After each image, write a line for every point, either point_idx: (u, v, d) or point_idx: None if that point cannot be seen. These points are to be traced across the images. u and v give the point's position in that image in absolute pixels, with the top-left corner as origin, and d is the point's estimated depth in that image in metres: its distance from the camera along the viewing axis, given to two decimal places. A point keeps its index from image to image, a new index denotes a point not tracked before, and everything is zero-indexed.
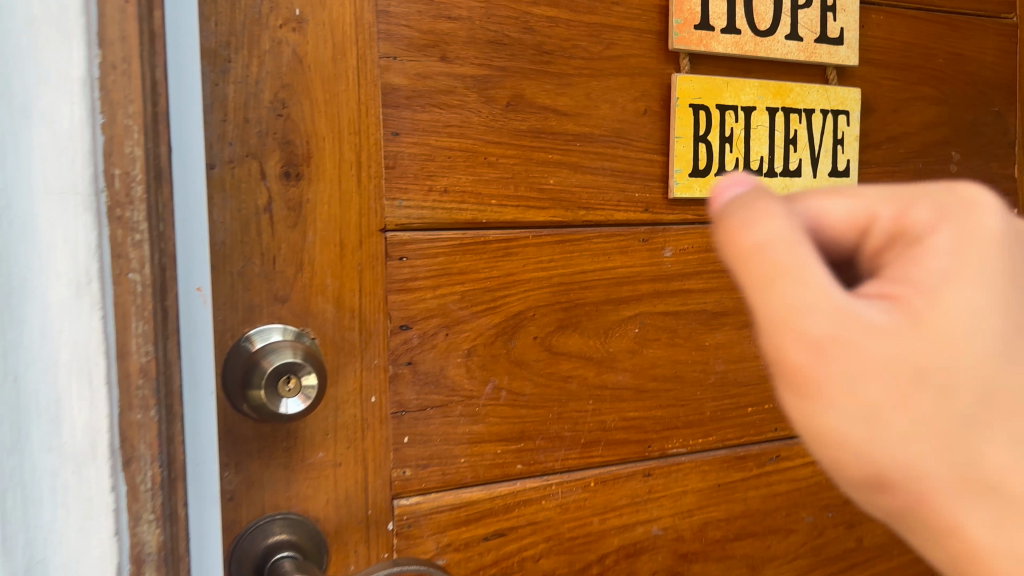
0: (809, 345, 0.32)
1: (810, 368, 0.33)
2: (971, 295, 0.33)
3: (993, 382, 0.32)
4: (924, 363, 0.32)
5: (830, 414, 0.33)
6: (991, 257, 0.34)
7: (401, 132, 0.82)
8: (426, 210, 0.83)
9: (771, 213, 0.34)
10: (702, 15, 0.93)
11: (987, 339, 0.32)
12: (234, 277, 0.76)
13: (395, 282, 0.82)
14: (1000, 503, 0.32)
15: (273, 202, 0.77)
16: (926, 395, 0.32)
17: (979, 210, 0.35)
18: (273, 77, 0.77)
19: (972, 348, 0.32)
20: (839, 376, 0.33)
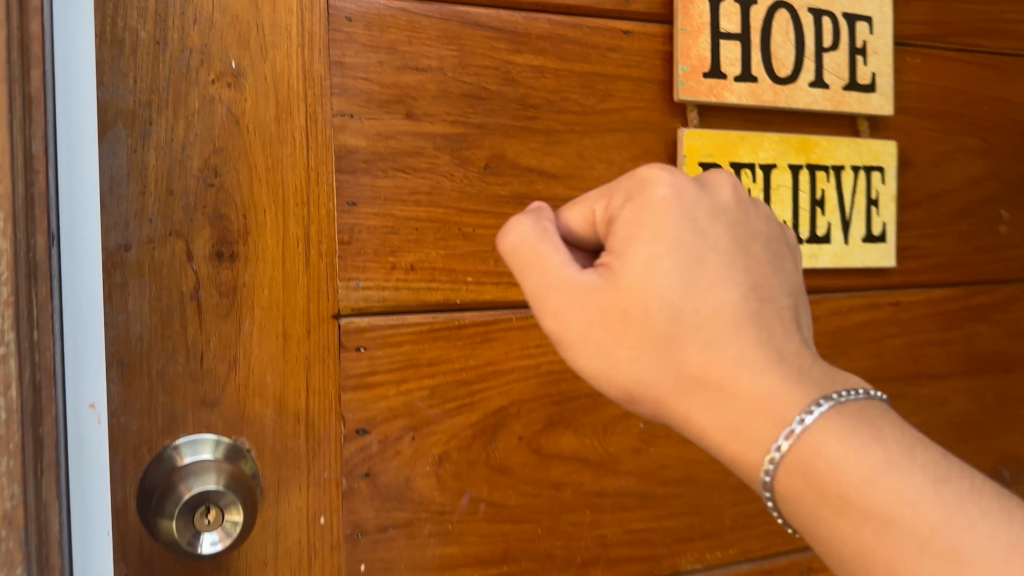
0: (553, 313, 0.46)
1: (570, 334, 0.45)
2: (653, 254, 0.43)
3: (679, 308, 0.43)
4: (632, 310, 0.44)
5: (582, 358, 0.46)
6: (670, 223, 0.44)
7: (358, 201, 0.70)
8: (388, 292, 0.71)
9: (520, 242, 0.48)
10: (713, 62, 0.81)
11: (666, 276, 0.43)
12: (153, 379, 0.65)
13: (350, 377, 0.69)
14: (705, 391, 0.42)
15: (203, 287, 0.65)
16: (638, 331, 0.44)
17: (652, 183, 0.45)
18: (203, 141, 0.65)
19: (660, 286, 0.43)
20: (574, 330, 0.45)
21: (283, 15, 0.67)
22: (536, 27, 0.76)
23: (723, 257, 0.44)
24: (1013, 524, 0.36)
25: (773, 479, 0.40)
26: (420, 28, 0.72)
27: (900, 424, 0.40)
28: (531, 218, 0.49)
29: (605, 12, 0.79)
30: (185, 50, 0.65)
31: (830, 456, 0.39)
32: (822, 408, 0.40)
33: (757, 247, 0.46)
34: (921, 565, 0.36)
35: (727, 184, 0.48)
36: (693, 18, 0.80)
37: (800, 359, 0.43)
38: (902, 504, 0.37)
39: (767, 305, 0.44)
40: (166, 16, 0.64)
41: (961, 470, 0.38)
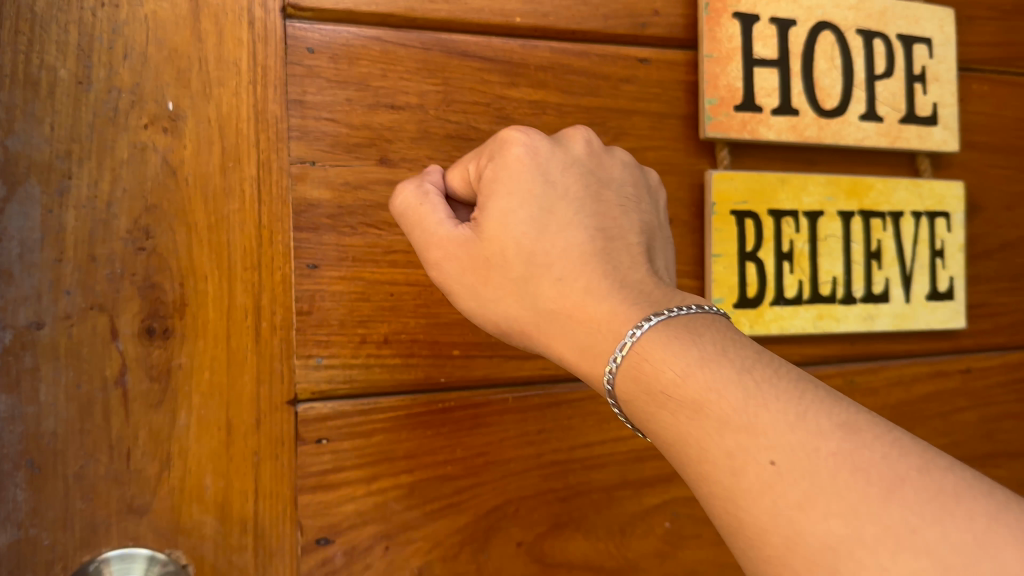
0: (433, 266, 0.48)
1: (449, 284, 0.48)
2: (509, 205, 0.45)
3: (533, 249, 0.44)
4: (493, 253, 0.45)
5: (465, 305, 0.47)
6: (521, 178, 0.45)
7: (321, 264, 0.59)
8: (356, 371, 0.59)
9: (404, 201, 0.50)
10: (746, 92, 0.69)
11: (520, 223, 0.44)
12: (69, 483, 0.54)
13: (309, 476, 0.58)
14: (561, 322, 0.43)
15: (130, 370, 0.55)
16: (502, 275, 0.45)
17: (508, 145, 0.46)
18: (133, 196, 0.55)
19: (512, 233, 0.45)
20: (450, 279, 0.47)
21: (231, 47, 0.57)
22: (535, 56, 0.65)
23: (572, 204, 0.46)
24: (832, 414, 0.34)
25: (614, 388, 0.40)
26: (396, 59, 0.61)
27: (729, 333, 0.39)
28: (414, 182, 0.50)
29: (617, 38, 0.67)
30: (113, 90, 0.54)
31: (666, 365, 0.37)
32: (651, 322, 0.39)
33: (609, 193, 0.47)
34: (751, 454, 0.33)
35: (584, 140, 0.49)
36: (721, 43, 0.68)
37: (641, 284, 0.43)
38: (724, 402, 0.35)
39: (617, 242, 0.45)
40: (90, 50, 0.54)
41: (793, 374, 0.37)
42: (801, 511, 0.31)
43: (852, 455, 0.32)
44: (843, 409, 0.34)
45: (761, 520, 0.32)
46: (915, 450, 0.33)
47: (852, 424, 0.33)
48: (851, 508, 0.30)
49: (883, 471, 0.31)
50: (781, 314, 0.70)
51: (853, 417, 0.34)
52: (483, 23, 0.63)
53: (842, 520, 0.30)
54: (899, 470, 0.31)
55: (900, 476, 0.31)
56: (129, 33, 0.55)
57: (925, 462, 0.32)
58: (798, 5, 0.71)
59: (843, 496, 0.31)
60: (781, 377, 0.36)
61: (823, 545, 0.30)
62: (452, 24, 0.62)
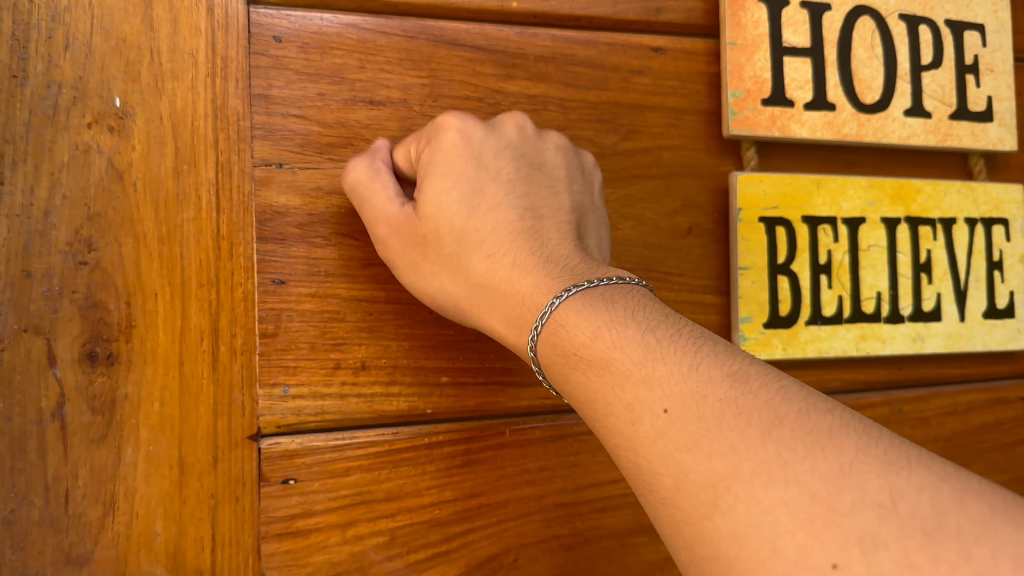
0: (382, 243, 0.49)
1: (395, 260, 0.48)
2: (443, 185, 0.45)
3: (466, 228, 0.45)
4: (432, 234, 0.46)
5: (413, 283, 0.48)
6: (456, 160, 0.46)
7: (289, 279, 0.52)
8: (330, 401, 0.52)
9: (351, 180, 0.49)
10: (775, 84, 0.61)
11: (454, 204, 0.45)
12: None
13: (274, 522, 0.51)
14: (492, 296, 0.44)
15: (69, 401, 0.48)
16: (437, 252, 0.46)
17: (443, 129, 0.47)
18: (74, 204, 0.48)
19: (447, 212, 0.45)
20: (398, 256, 0.48)
21: (187, 36, 0.50)
22: (533, 45, 0.57)
23: (503, 185, 0.46)
24: (723, 365, 0.34)
25: (536, 355, 0.41)
26: (375, 49, 0.54)
27: (643, 299, 0.40)
28: (365, 159, 0.50)
29: (628, 24, 0.60)
30: (52, 85, 0.48)
31: (580, 329, 0.38)
32: (571, 292, 0.40)
33: (540, 175, 0.48)
34: (648, 405, 0.33)
35: (518, 122, 0.49)
36: (746, 29, 0.60)
37: (565, 259, 0.44)
38: (625, 357, 0.35)
39: (546, 223, 0.46)
40: (26, 40, 0.48)
41: (695, 332, 0.37)
42: (688, 452, 0.31)
43: (737, 400, 0.32)
44: (736, 361, 0.35)
45: (654, 464, 0.32)
46: (800, 394, 0.33)
47: (742, 373, 0.33)
48: (731, 446, 0.30)
49: (764, 414, 0.31)
50: (819, 334, 0.61)
51: (743, 368, 0.34)
52: (474, 8, 0.56)
53: (724, 459, 0.30)
54: (779, 411, 0.31)
55: (779, 417, 0.31)
56: (70, 21, 0.49)
57: (807, 403, 0.32)
58: None
59: (724, 435, 0.31)
60: (682, 334, 0.36)
61: (706, 482, 0.30)
62: (439, 10, 0.56)
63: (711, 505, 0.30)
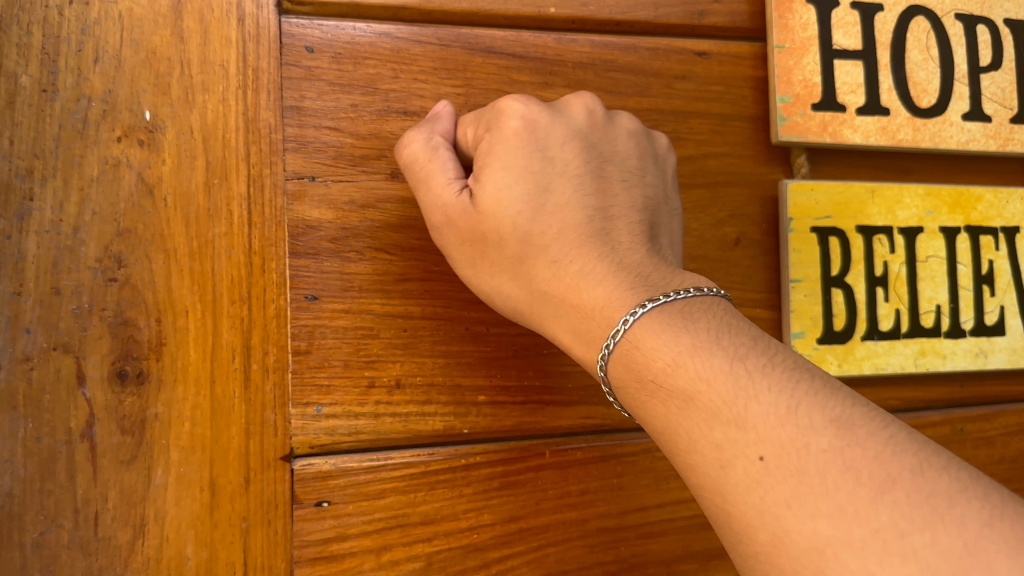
0: (436, 231, 0.47)
1: (450, 250, 0.47)
2: (503, 179, 0.44)
3: (530, 229, 0.44)
4: (492, 231, 0.44)
5: (467, 275, 0.47)
6: (517, 151, 0.44)
7: (323, 294, 0.50)
8: (364, 421, 0.50)
9: (409, 159, 0.48)
10: (825, 89, 0.58)
11: (517, 199, 0.43)
12: (26, 554, 0.45)
13: (307, 546, 0.49)
14: (557, 307, 0.43)
15: (98, 421, 0.47)
16: (499, 250, 0.44)
17: (506, 115, 0.45)
18: (104, 219, 0.47)
19: (509, 208, 0.44)
20: (451, 244, 0.47)
21: (218, 47, 0.49)
22: (572, 51, 0.56)
23: (570, 180, 0.45)
24: (825, 409, 0.33)
25: (608, 375, 0.40)
26: (410, 58, 0.53)
27: (727, 316, 0.38)
28: (423, 133, 0.48)
29: (669, 29, 0.58)
30: (81, 98, 0.47)
31: (659, 356, 0.37)
32: (645, 308, 0.39)
33: (609, 168, 0.46)
34: (740, 448, 0.33)
35: (582, 109, 0.48)
36: (794, 32, 0.58)
37: (636, 267, 0.42)
38: (713, 393, 0.34)
39: (615, 223, 0.44)
40: (56, 54, 0.47)
41: (789, 362, 0.36)
42: (788, 509, 0.31)
43: (843, 453, 0.31)
44: (838, 403, 0.33)
45: (750, 517, 0.32)
46: (911, 448, 0.31)
47: (846, 420, 0.32)
48: (838, 508, 0.30)
49: (873, 472, 0.30)
50: (876, 350, 0.58)
51: (846, 411, 0.33)
52: (511, 14, 0.54)
53: (830, 521, 0.30)
54: (890, 469, 0.30)
55: (891, 476, 0.30)
56: (100, 34, 0.48)
57: (919, 461, 0.31)
58: None
59: (831, 496, 0.30)
60: (776, 365, 0.35)
61: (810, 545, 0.30)
62: (474, 17, 0.54)
63: (817, 569, 0.29)
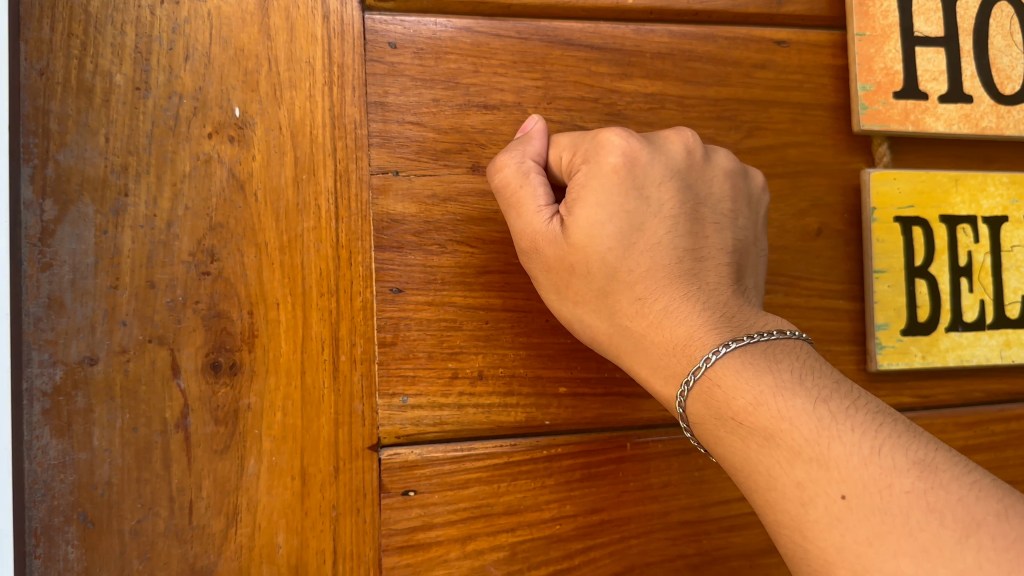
0: (525, 248, 0.46)
1: (537, 275, 0.47)
2: (599, 216, 0.44)
3: (618, 266, 0.44)
4: (580, 262, 0.44)
5: (555, 302, 0.47)
6: (615, 187, 0.44)
7: (407, 286, 0.51)
8: (449, 411, 0.51)
9: (499, 181, 0.47)
10: (907, 76, 0.57)
11: (610, 236, 0.44)
12: (125, 540, 0.46)
13: (395, 534, 0.49)
14: (635, 341, 0.44)
15: (193, 411, 0.47)
16: (584, 283, 0.44)
17: (609, 153, 0.45)
18: (196, 214, 0.48)
19: (602, 243, 0.43)
20: (541, 270, 0.46)
21: (304, 44, 0.50)
22: (650, 42, 0.56)
23: (660, 222, 0.45)
24: (909, 451, 0.33)
25: (685, 411, 0.40)
26: (489, 52, 0.53)
27: (809, 360, 0.39)
28: (514, 155, 0.48)
29: (747, 18, 0.57)
30: (173, 95, 0.48)
31: (739, 393, 0.37)
32: (729, 347, 0.39)
33: (703, 211, 0.46)
34: (823, 487, 0.33)
35: (682, 148, 0.47)
36: (874, 19, 0.57)
37: (721, 308, 0.43)
38: (796, 431, 0.35)
39: (701, 265, 0.45)
40: (148, 52, 0.48)
41: (872, 406, 0.36)
42: (870, 547, 0.31)
43: (926, 495, 0.31)
44: (922, 445, 0.34)
45: (829, 554, 0.32)
46: (996, 494, 0.32)
47: (930, 462, 0.33)
48: (923, 547, 0.30)
49: (958, 515, 0.31)
50: (960, 342, 0.57)
51: (930, 455, 0.33)
52: (589, 7, 0.55)
53: (913, 560, 0.30)
54: (976, 513, 0.31)
55: (976, 520, 0.30)
56: (190, 32, 0.49)
57: (1004, 507, 0.31)
58: None
59: (913, 535, 0.31)
60: (859, 409, 0.35)
61: None
62: (553, 10, 0.54)
63: None
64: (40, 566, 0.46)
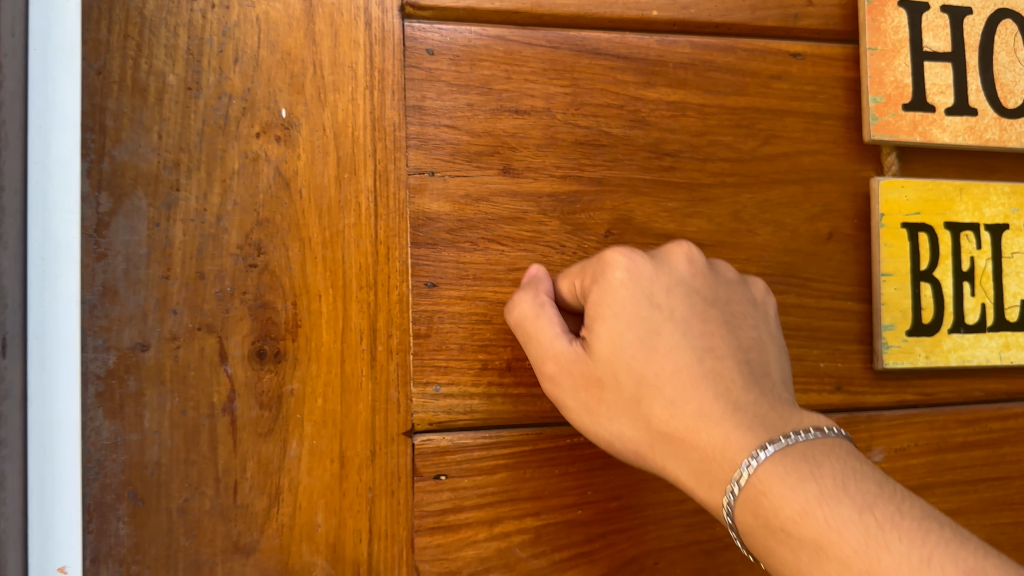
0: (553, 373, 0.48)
1: (566, 399, 0.48)
2: (614, 326, 0.45)
3: (642, 372, 0.44)
4: (607, 374, 0.45)
5: (590, 422, 0.47)
6: (624, 296, 0.45)
7: (440, 282, 0.54)
8: (478, 400, 0.54)
9: (516, 327, 0.50)
10: (916, 89, 0.60)
11: (628, 347, 0.44)
12: (173, 518, 0.49)
13: (427, 516, 0.52)
14: (673, 447, 0.43)
15: (239, 396, 0.50)
16: (614, 394, 0.45)
17: (610, 267, 0.46)
18: (244, 209, 0.51)
19: (622, 353, 0.45)
20: (571, 394, 0.47)
21: (347, 50, 0.53)
22: (673, 52, 0.58)
23: (676, 326, 0.45)
24: (958, 560, 0.33)
25: (733, 522, 0.39)
26: (521, 60, 0.56)
27: (850, 460, 0.39)
28: (529, 292, 0.50)
29: (766, 31, 0.60)
30: (223, 96, 0.51)
31: (786, 502, 0.37)
32: (767, 452, 0.39)
33: (715, 312, 0.47)
34: None
35: (685, 256, 0.48)
36: (885, 34, 0.60)
37: (751, 404, 0.42)
38: (843, 543, 0.35)
39: (725, 361, 0.44)
40: (200, 55, 0.51)
41: (918, 510, 0.36)
42: None
43: None
44: (970, 553, 0.34)
45: None
46: None
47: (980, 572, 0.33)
48: None
49: None
50: (961, 343, 0.60)
51: (980, 562, 0.33)
52: (616, 18, 0.57)
53: None
54: None
55: None
56: (239, 36, 0.51)
57: None
58: None
59: None
60: (905, 515, 0.35)
61: None
62: (582, 20, 0.57)
63: None
64: (92, 541, 0.48)
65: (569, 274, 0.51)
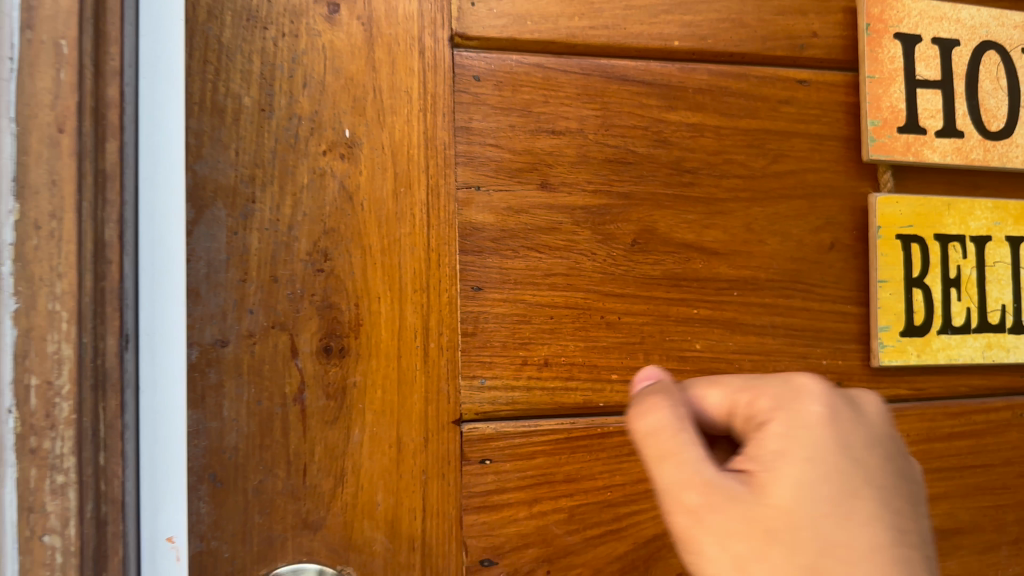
0: (687, 509, 0.34)
1: (704, 546, 0.34)
2: (802, 466, 0.34)
3: (829, 537, 0.33)
4: (776, 525, 0.33)
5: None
6: (817, 439, 0.35)
7: (485, 286, 0.59)
8: (519, 392, 0.60)
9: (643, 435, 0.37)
10: (909, 114, 0.67)
11: (817, 496, 0.33)
12: (249, 497, 0.54)
13: (474, 496, 0.58)
14: None
15: (308, 387, 0.56)
16: (784, 553, 0.32)
17: (803, 398, 0.37)
18: (313, 220, 0.56)
19: (804, 504, 0.33)
20: (715, 533, 0.34)
21: (403, 76, 0.58)
22: (693, 79, 0.65)
23: (879, 488, 0.35)
24: None
25: None
26: (557, 85, 0.62)
27: None
28: (669, 400, 0.38)
29: (775, 61, 0.67)
30: (293, 118, 0.56)
31: None
32: None
33: (915, 485, 0.37)
34: None
35: (877, 405, 0.40)
36: (883, 64, 0.67)
37: None
38: None
39: (929, 549, 0.34)
40: (272, 79, 0.56)
41: None
42: None
43: None
44: None
45: None
46: None
47: None
48: None
49: None
50: (949, 342, 0.67)
51: None
52: (642, 48, 0.64)
53: None
54: None
55: None
56: (307, 62, 0.57)
57: None
58: (961, 25, 0.69)
59: None
60: None
61: None
62: (611, 50, 0.63)
63: None
64: None
65: (732, 381, 0.40)
